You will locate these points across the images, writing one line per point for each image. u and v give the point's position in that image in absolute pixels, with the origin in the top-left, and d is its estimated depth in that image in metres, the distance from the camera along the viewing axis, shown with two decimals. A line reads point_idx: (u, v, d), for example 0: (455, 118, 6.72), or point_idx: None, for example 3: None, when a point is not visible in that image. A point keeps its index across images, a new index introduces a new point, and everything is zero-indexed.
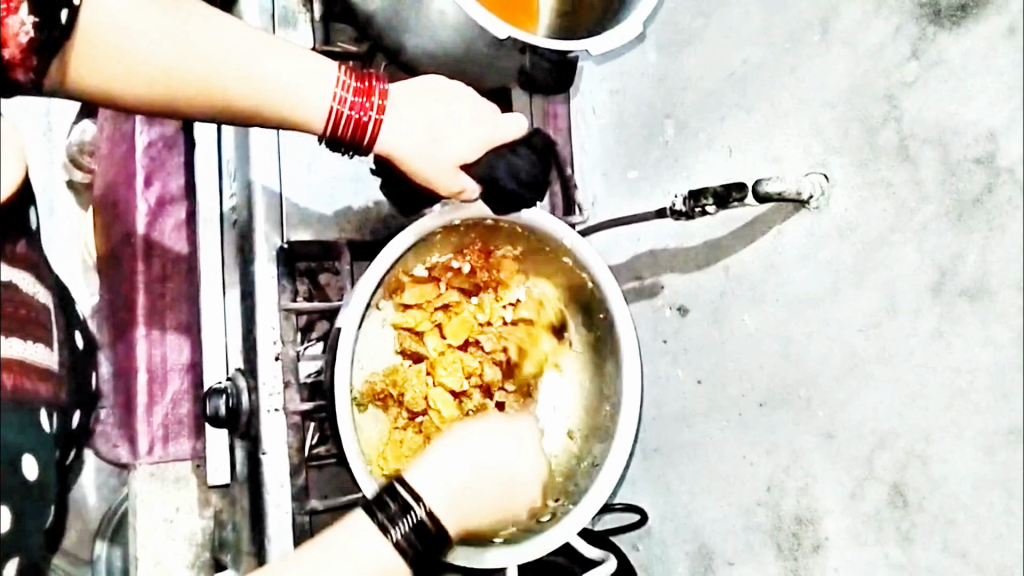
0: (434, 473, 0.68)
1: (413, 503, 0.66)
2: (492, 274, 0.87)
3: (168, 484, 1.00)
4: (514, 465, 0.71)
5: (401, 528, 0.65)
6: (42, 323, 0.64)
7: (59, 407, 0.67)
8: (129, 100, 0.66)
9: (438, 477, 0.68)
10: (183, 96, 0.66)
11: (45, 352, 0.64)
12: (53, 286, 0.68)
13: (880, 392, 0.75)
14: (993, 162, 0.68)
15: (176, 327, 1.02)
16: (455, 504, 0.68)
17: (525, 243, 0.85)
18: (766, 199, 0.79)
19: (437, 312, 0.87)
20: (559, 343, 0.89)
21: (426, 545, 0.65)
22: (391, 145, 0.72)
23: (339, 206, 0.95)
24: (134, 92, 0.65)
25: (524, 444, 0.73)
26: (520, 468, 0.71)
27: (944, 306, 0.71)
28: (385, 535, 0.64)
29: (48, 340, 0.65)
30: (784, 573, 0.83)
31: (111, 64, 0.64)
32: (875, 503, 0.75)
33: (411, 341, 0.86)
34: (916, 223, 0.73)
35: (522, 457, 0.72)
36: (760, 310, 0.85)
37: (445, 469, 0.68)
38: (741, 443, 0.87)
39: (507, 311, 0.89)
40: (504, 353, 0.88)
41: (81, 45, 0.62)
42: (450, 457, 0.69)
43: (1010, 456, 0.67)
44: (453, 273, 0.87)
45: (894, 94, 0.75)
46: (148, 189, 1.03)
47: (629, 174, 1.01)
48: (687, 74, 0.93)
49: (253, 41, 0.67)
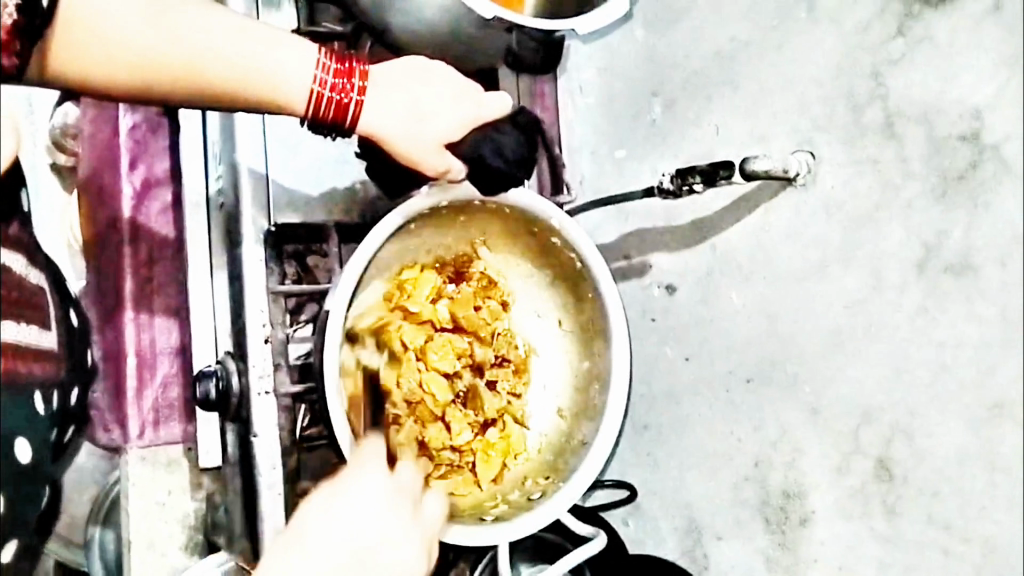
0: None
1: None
2: (463, 254, 0.88)
3: (160, 468, 1.01)
4: (374, 541, 0.63)
5: None
6: (35, 304, 0.64)
7: (58, 384, 0.68)
8: (109, 87, 0.65)
9: None
10: (164, 82, 0.66)
11: (38, 333, 0.64)
12: (46, 267, 0.68)
13: (866, 368, 0.76)
14: (978, 139, 0.69)
15: (165, 310, 1.02)
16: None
17: (511, 220, 0.85)
18: (754, 176, 0.80)
19: (411, 299, 0.84)
20: (537, 320, 0.90)
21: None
22: (374, 125, 0.71)
23: (325, 188, 0.95)
24: (114, 79, 0.65)
25: (375, 512, 0.64)
26: (375, 536, 0.63)
27: (930, 282, 0.72)
28: None
29: (41, 320, 0.65)
30: (772, 546, 0.84)
31: (89, 52, 0.63)
32: (861, 476, 0.77)
33: (394, 325, 0.83)
34: (902, 200, 0.73)
35: (375, 524, 0.63)
36: (749, 288, 0.86)
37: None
38: (730, 419, 0.88)
39: (484, 291, 0.88)
40: (488, 335, 0.87)
41: (57, 34, 0.62)
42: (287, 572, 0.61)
43: (995, 430, 0.68)
44: (428, 261, 0.87)
45: (881, 71, 0.75)
46: (133, 171, 1.03)
47: (616, 153, 1.00)
48: (674, 51, 0.93)
49: (231, 23, 0.67)
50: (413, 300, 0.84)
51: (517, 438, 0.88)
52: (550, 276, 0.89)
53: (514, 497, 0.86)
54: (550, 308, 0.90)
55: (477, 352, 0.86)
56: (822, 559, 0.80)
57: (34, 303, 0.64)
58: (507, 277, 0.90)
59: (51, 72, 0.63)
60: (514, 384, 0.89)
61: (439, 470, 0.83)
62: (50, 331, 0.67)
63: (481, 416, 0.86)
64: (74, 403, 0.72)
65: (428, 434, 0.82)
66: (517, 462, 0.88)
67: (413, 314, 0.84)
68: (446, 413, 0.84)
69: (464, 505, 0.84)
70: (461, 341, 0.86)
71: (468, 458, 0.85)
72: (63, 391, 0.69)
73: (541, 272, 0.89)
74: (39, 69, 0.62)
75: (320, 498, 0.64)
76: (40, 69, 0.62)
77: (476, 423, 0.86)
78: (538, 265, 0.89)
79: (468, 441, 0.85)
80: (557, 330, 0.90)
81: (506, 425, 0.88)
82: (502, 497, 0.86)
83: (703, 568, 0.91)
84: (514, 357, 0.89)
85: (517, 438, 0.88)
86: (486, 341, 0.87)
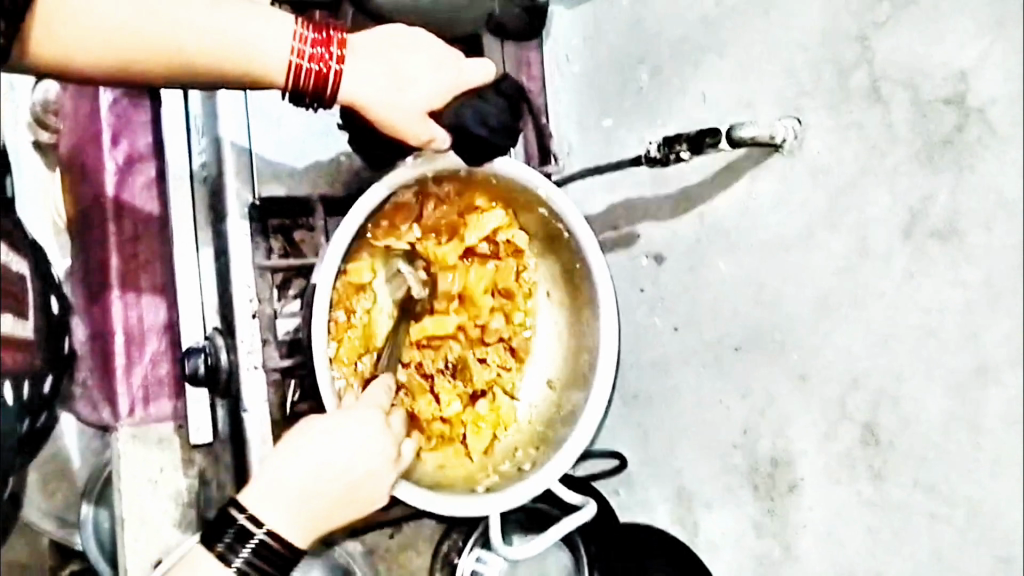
0: (267, 491, 0.68)
1: (258, 527, 0.67)
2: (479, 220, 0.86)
3: (151, 445, 1.00)
4: (361, 477, 0.71)
5: (243, 554, 0.67)
6: (13, 293, 0.71)
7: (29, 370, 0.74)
8: (92, 72, 0.66)
9: (311, 470, 0.69)
10: (143, 62, 0.66)
11: (15, 322, 0.71)
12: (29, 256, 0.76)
13: (853, 333, 0.76)
14: (963, 103, 0.69)
15: (152, 288, 1.02)
16: (296, 527, 0.69)
17: (506, 191, 0.84)
18: (740, 144, 0.79)
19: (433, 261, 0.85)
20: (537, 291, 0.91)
21: (271, 561, 0.68)
22: (354, 93, 0.70)
23: (308, 160, 0.94)
24: (90, 60, 0.65)
25: (369, 448, 0.72)
26: (361, 469, 0.71)
27: (915, 246, 0.72)
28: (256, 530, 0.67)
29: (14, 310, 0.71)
30: (760, 513, 0.85)
31: (69, 35, 0.64)
32: (849, 442, 0.77)
33: (406, 282, 0.87)
34: (888, 165, 0.73)
35: (366, 457, 0.71)
36: (737, 257, 0.86)
37: (282, 485, 0.69)
38: (719, 387, 0.88)
39: (496, 259, 0.88)
40: (496, 308, 0.89)
41: (37, 19, 0.63)
42: (284, 471, 0.69)
43: (978, 394, 0.68)
44: (450, 221, 0.86)
45: (866, 35, 0.75)
46: (115, 148, 1.02)
47: (604, 123, 0.99)
48: (659, 18, 0.92)
49: None
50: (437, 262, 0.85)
51: (507, 411, 0.89)
52: (545, 250, 0.89)
53: (504, 468, 0.86)
54: (544, 279, 0.90)
55: (492, 325, 0.89)
56: (809, 525, 0.81)
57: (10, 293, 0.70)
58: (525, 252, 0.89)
59: (33, 56, 0.64)
60: (511, 365, 0.90)
61: (430, 442, 0.85)
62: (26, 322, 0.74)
63: (474, 388, 0.89)
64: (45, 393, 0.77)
65: (418, 406, 0.85)
66: (508, 434, 0.89)
67: (427, 275, 0.87)
68: (436, 384, 0.87)
69: (459, 474, 0.85)
70: (485, 305, 0.88)
71: (459, 429, 0.87)
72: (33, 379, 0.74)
73: (539, 246, 0.89)
74: (20, 52, 0.64)
75: (343, 424, 0.72)
76: (21, 53, 0.64)
77: (468, 396, 0.88)
78: (537, 239, 0.89)
79: (457, 412, 0.87)
80: (550, 303, 0.91)
81: (496, 397, 0.90)
82: (492, 468, 0.86)
83: (693, 534, 0.91)
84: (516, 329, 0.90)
85: (507, 411, 0.89)
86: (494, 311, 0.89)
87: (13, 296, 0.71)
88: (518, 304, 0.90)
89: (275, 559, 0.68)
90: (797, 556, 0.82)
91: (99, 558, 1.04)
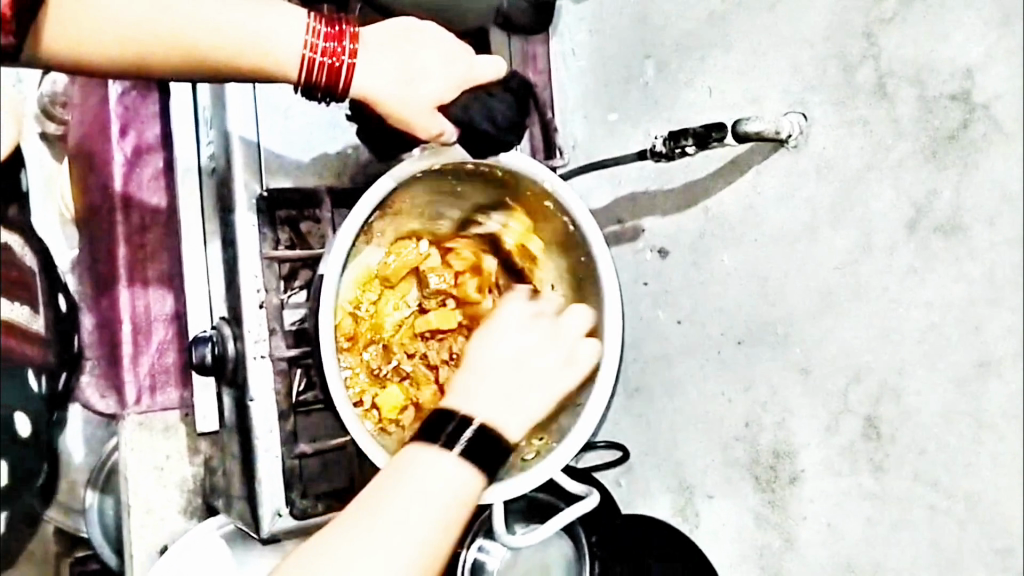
0: (467, 392, 0.70)
1: (467, 421, 0.68)
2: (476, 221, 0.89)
3: (156, 433, 1.01)
4: (524, 355, 0.74)
5: (462, 441, 0.67)
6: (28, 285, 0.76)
7: (46, 368, 0.78)
8: (105, 66, 0.66)
9: (487, 361, 0.73)
10: (157, 56, 0.66)
11: (30, 317, 0.76)
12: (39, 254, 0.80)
13: (855, 328, 0.77)
14: (969, 99, 0.69)
15: (159, 278, 1.02)
16: (503, 412, 0.70)
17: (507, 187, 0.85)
18: (746, 138, 0.80)
19: (430, 257, 0.89)
20: None
21: (495, 446, 0.69)
22: (366, 87, 0.71)
23: (315, 152, 0.94)
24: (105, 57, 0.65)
25: (524, 329, 0.76)
26: (532, 351, 0.75)
27: (919, 241, 0.72)
28: (451, 451, 0.67)
29: (28, 302, 0.75)
30: (761, 504, 0.85)
31: (83, 29, 0.64)
32: (850, 434, 0.78)
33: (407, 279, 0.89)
34: (892, 160, 0.74)
35: (528, 336, 0.75)
36: (741, 251, 0.86)
37: (471, 386, 0.71)
38: (721, 380, 0.89)
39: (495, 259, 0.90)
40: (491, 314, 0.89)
41: (49, 13, 0.62)
42: (469, 377, 0.72)
43: (980, 387, 0.69)
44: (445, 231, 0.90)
45: (872, 31, 0.75)
46: (123, 138, 1.02)
47: (609, 117, 1.00)
48: (666, 13, 0.92)
49: None
50: (433, 261, 0.89)
51: None
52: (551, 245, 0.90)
53: None
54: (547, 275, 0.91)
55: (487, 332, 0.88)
56: (810, 517, 0.81)
57: (23, 283, 0.73)
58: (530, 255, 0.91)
59: (46, 51, 0.63)
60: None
61: None
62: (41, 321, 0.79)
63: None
64: (59, 390, 0.82)
65: (422, 397, 0.86)
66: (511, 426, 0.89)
67: (426, 272, 0.89)
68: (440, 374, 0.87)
69: None
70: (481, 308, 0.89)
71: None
72: (49, 374, 0.78)
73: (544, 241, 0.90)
74: (32, 47, 0.62)
75: (491, 324, 0.76)
76: (34, 49, 0.63)
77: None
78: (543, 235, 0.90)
79: None
80: None
81: None
82: None
83: (694, 526, 0.92)
84: None
85: None
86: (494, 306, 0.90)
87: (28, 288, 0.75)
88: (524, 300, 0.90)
89: (493, 445, 0.68)
90: (798, 547, 0.82)
91: (102, 545, 1.05)
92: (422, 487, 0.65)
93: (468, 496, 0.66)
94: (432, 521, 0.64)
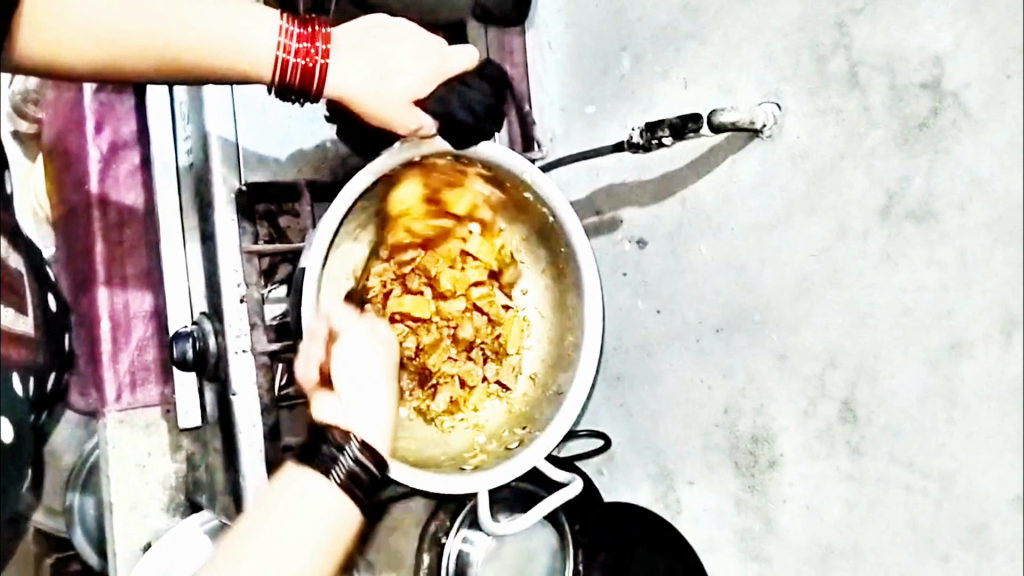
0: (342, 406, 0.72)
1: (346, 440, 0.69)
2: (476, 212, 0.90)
3: (139, 430, 1.01)
4: (372, 374, 0.74)
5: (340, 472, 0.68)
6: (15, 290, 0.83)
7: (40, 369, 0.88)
8: (82, 70, 0.67)
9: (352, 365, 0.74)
10: (134, 59, 0.67)
11: (13, 318, 0.82)
12: (26, 252, 0.86)
13: (829, 313, 0.78)
14: (938, 86, 0.70)
15: (137, 274, 1.02)
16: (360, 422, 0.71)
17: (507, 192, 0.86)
18: (721, 129, 0.81)
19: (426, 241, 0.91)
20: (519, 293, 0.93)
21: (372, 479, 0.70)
22: (340, 86, 0.72)
23: (293, 148, 0.94)
24: (80, 60, 0.66)
25: (367, 357, 0.75)
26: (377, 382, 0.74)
27: (891, 228, 0.74)
28: (328, 478, 0.68)
29: (15, 306, 0.82)
30: (742, 490, 0.86)
31: (58, 31, 0.65)
32: (828, 419, 0.79)
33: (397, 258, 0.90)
34: (865, 147, 0.75)
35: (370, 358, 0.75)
36: (718, 241, 0.87)
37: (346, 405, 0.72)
38: (700, 367, 0.90)
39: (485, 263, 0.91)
40: (467, 313, 0.91)
41: (25, 13, 0.64)
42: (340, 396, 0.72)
43: (953, 369, 0.70)
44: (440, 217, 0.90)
45: (844, 21, 0.76)
46: (99, 135, 1.03)
47: (586, 109, 1.00)
48: (641, 5, 0.93)
49: None
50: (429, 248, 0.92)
51: (477, 399, 0.91)
52: (537, 248, 0.90)
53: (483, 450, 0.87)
54: (525, 281, 0.93)
55: (461, 332, 0.91)
56: (789, 501, 0.82)
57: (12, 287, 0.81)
58: (512, 252, 0.92)
59: (23, 54, 0.65)
60: (489, 363, 0.92)
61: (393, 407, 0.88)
62: (29, 318, 0.86)
63: (444, 379, 0.91)
64: (50, 389, 0.90)
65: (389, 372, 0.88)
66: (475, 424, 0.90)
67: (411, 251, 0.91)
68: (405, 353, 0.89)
69: (443, 455, 0.86)
70: (457, 307, 0.91)
71: (429, 421, 0.90)
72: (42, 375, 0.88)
73: (533, 247, 0.90)
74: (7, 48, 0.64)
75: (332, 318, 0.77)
76: (8, 51, 0.64)
77: (429, 388, 0.90)
78: (533, 242, 0.90)
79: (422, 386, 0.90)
80: (529, 303, 0.92)
81: (469, 386, 0.91)
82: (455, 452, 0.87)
83: (676, 513, 0.93)
84: (500, 333, 0.92)
85: (477, 399, 0.91)
86: (475, 308, 0.92)
87: (9, 292, 0.81)
88: (505, 309, 0.92)
89: (370, 479, 0.69)
90: (777, 531, 0.84)
91: (86, 546, 1.04)
92: (292, 517, 0.66)
93: (344, 533, 0.68)
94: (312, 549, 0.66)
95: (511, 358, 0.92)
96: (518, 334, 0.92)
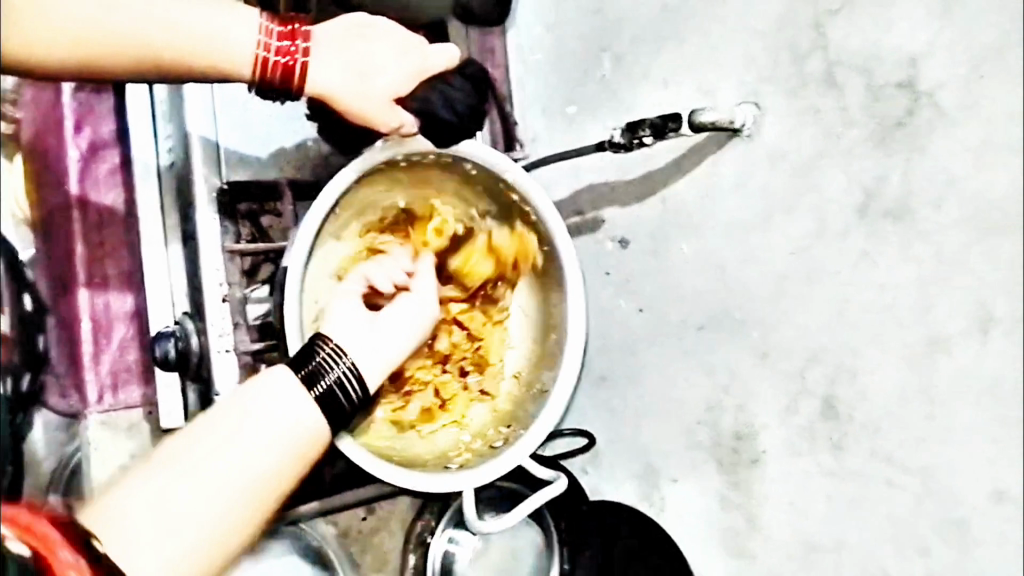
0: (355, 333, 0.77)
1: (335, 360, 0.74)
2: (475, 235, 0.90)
3: (120, 433, 0.99)
4: (404, 330, 0.79)
5: (322, 385, 0.72)
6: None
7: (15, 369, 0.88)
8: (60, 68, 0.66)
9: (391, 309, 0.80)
10: (112, 56, 0.66)
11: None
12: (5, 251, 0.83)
13: (808, 311, 0.79)
14: (914, 86, 0.72)
15: (117, 275, 1.01)
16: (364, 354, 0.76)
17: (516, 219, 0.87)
18: (701, 129, 0.82)
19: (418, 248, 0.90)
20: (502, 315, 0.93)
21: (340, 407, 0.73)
22: (322, 83, 0.72)
23: (274, 147, 0.94)
24: (60, 58, 0.65)
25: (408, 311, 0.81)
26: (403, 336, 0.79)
27: (869, 226, 0.75)
28: (310, 392, 0.71)
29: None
30: (725, 486, 0.87)
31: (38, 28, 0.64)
32: (809, 415, 0.80)
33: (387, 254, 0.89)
34: (843, 147, 0.76)
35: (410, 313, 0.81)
36: (699, 239, 0.88)
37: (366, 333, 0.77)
38: (682, 365, 0.91)
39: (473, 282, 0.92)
40: (445, 326, 0.91)
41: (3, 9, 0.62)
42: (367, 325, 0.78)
43: (932, 364, 0.71)
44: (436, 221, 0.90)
45: (820, 22, 0.77)
46: (78, 135, 1.02)
47: (567, 110, 1.00)
48: (621, 7, 0.93)
49: None
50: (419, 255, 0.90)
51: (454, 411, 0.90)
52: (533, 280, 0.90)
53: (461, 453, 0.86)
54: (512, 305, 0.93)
55: (438, 344, 0.90)
56: (773, 496, 0.83)
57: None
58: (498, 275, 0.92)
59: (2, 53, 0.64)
60: (468, 374, 0.92)
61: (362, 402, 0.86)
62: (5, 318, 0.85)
63: (418, 386, 0.89)
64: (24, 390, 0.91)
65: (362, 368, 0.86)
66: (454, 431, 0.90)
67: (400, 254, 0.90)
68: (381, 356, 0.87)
69: (427, 454, 0.86)
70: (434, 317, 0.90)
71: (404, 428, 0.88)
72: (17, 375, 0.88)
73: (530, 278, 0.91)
74: None
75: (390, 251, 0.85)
76: None
77: (404, 395, 0.88)
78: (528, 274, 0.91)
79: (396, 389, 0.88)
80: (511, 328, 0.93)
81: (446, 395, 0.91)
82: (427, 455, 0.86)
83: (660, 510, 0.93)
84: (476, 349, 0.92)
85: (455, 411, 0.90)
86: (457, 323, 0.91)
87: None
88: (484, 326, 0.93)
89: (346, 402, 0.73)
90: (761, 527, 0.84)
91: None
92: (262, 413, 0.69)
93: (304, 448, 0.71)
94: (272, 454, 0.69)
95: (495, 369, 0.92)
96: (501, 348, 0.93)
